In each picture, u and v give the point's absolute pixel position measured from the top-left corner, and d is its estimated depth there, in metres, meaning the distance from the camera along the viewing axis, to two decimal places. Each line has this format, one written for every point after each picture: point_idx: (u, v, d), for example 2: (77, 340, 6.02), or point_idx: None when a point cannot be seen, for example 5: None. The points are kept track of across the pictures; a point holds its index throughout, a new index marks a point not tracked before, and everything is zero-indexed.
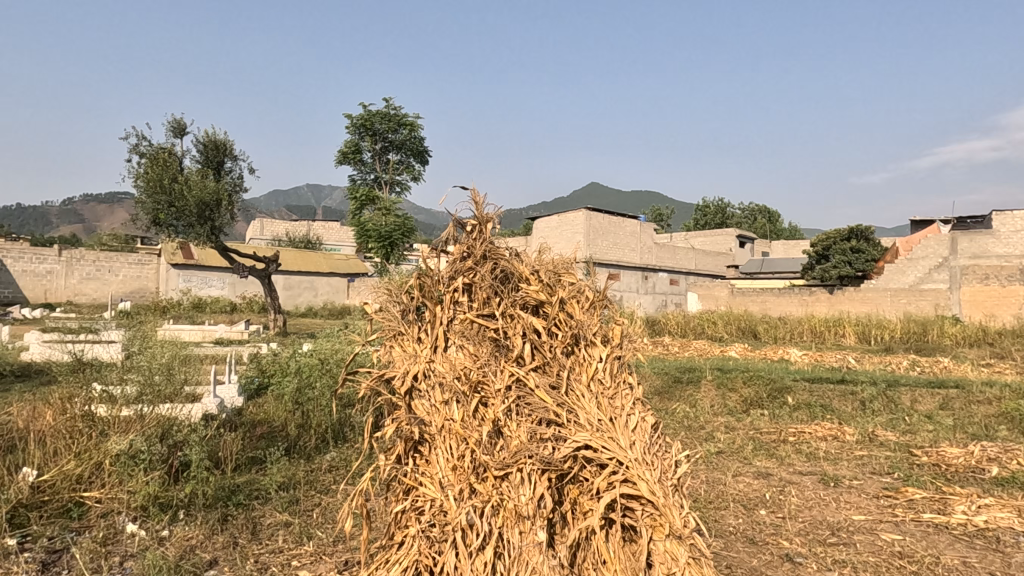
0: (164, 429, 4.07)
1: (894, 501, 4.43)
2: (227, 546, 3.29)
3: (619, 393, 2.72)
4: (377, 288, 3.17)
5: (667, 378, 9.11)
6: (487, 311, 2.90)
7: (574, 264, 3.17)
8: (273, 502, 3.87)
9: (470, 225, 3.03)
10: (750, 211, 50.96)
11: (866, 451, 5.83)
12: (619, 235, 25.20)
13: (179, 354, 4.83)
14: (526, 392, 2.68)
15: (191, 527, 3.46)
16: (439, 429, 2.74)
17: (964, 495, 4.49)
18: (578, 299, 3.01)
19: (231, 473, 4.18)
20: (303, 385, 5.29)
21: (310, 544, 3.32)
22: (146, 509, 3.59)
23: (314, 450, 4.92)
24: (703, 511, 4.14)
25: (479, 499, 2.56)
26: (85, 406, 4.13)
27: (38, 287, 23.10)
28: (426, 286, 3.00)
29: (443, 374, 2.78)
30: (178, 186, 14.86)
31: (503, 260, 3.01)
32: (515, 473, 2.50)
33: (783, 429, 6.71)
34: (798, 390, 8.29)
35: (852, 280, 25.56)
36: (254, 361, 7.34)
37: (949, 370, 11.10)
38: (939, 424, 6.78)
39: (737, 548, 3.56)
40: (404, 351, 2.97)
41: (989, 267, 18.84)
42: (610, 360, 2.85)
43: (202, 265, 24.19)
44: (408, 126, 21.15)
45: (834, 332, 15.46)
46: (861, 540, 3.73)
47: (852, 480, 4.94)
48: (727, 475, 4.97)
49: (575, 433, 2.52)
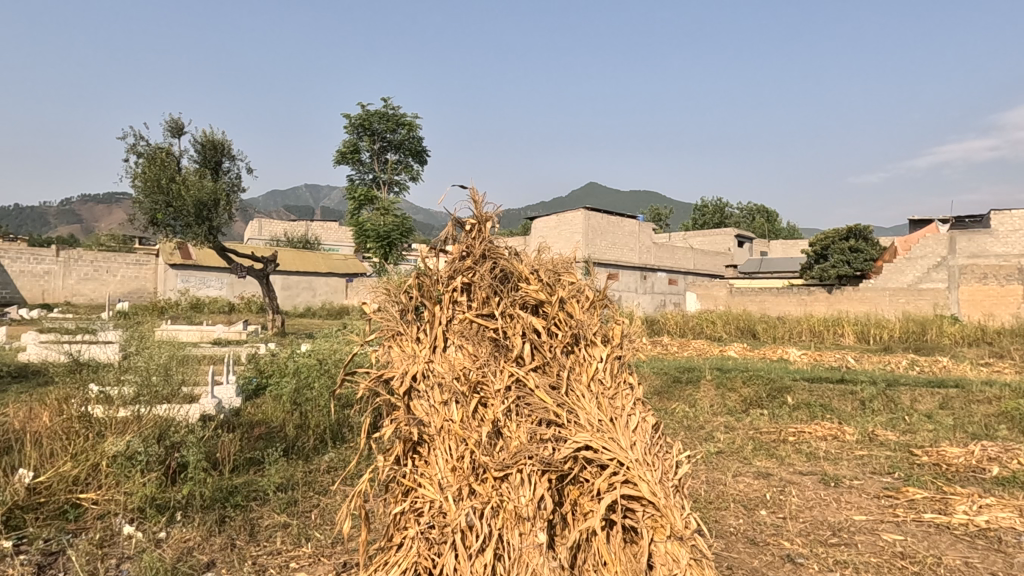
0: (162, 430, 4.05)
1: (895, 501, 4.41)
2: (225, 548, 3.26)
3: (620, 393, 2.70)
4: (375, 288, 3.15)
5: (666, 377, 9.09)
6: (487, 310, 2.88)
7: (574, 264, 3.15)
8: (271, 503, 3.84)
9: (469, 224, 3.00)
10: (749, 211, 50.93)
11: (866, 451, 5.82)
12: (618, 234, 25.19)
13: (176, 355, 4.81)
14: (526, 392, 2.67)
15: (189, 529, 3.43)
16: (439, 429, 2.71)
17: (965, 495, 4.48)
18: (578, 298, 2.99)
19: (229, 474, 4.16)
20: (301, 386, 5.27)
21: (308, 546, 3.30)
22: (144, 511, 3.56)
23: (312, 451, 4.89)
24: (703, 512, 4.12)
25: (479, 500, 2.54)
26: (82, 407, 4.10)
27: (35, 287, 23.05)
28: (425, 285, 2.98)
29: (442, 374, 2.75)
30: (176, 185, 14.80)
31: (503, 259, 2.99)
32: (515, 475, 2.48)
33: (782, 429, 6.69)
34: (798, 390, 8.27)
35: (851, 280, 25.56)
36: (252, 362, 7.31)
37: (949, 370, 11.08)
38: (939, 424, 6.76)
39: (737, 549, 3.55)
40: (403, 351, 2.94)
41: (988, 266, 18.83)
42: (611, 360, 2.83)
43: (200, 265, 24.15)
44: (407, 126, 21.10)
45: (833, 332, 15.45)
46: (862, 540, 3.71)
47: (853, 480, 4.92)
48: (727, 475, 4.95)
49: (575, 433, 2.49)
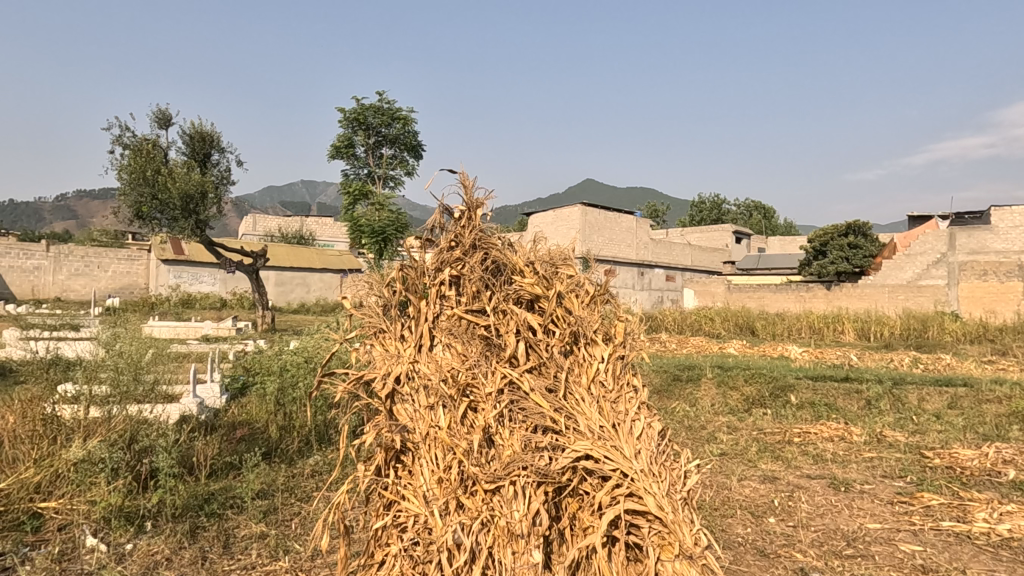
0: (134, 433, 3.78)
1: (910, 508, 4.19)
2: (195, 562, 2.96)
3: (623, 396, 2.45)
4: (357, 282, 2.90)
5: (665, 376, 8.82)
6: (478, 305, 2.64)
7: (573, 255, 2.88)
8: (248, 511, 3.56)
9: (459, 211, 2.76)
10: (746, 207, 50.69)
11: (875, 452, 5.62)
12: (615, 230, 24.98)
13: (152, 352, 4.55)
14: (520, 396, 2.41)
15: (157, 540, 3.14)
16: (424, 437, 2.47)
17: (983, 501, 4.26)
18: (577, 292, 2.73)
19: (206, 480, 3.89)
20: (285, 385, 5.02)
21: (285, 560, 3.02)
22: (108, 521, 3.27)
23: (296, 455, 4.64)
24: (708, 519, 3.90)
25: (467, 515, 2.30)
26: (49, 407, 3.83)
27: (25, 283, 22.73)
28: (409, 278, 2.74)
29: (428, 375, 2.51)
30: (162, 177, 14.50)
31: (495, 249, 2.72)
32: (507, 487, 2.24)
33: (787, 429, 6.47)
34: (801, 389, 8.04)
35: (851, 277, 25.33)
36: (238, 360, 7.07)
37: (953, 368, 10.90)
38: (949, 424, 6.56)
39: (747, 562, 3.31)
40: (386, 351, 2.70)
41: (988, 262, 18.40)
42: (613, 360, 2.57)
43: (192, 261, 23.90)
44: (402, 120, 20.76)
45: (833, 329, 15.25)
46: (879, 551, 3.49)
47: (864, 485, 4.70)
48: (733, 479, 4.72)
49: (574, 442, 2.24)
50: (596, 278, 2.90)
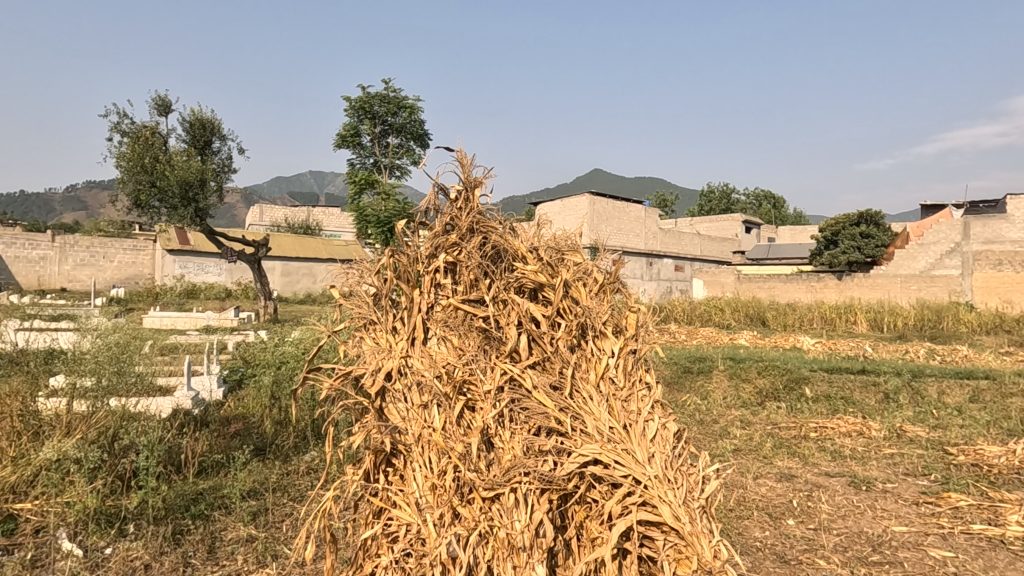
0: (117, 430, 3.59)
1: (937, 509, 3.96)
2: (175, 569, 2.78)
3: (635, 395, 2.21)
4: (346, 270, 2.67)
5: (675, 367, 8.57)
6: (476, 295, 2.43)
7: (580, 242, 2.65)
8: (237, 513, 3.37)
9: (455, 192, 2.54)
10: (756, 197, 49.98)
11: (896, 449, 5.36)
12: (623, 219, 24.67)
13: (139, 344, 4.37)
14: (522, 395, 2.21)
15: (137, 544, 2.96)
16: (417, 438, 2.26)
17: (1016, 502, 4.00)
18: (585, 281, 2.51)
19: (194, 479, 3.73)
20: (281, 377, 4.84)
21: (272, 566, 2.85)
22: (86, 523, 3.09)
23: (291, 450, 4.43)
24: (725, 521, 3.69)
25: (463, 526, 2.08)
26: (29, 401, 3.66)
27: (31, 273, 22.84)
28: (401, 265, 2.51)
29: (420, 371, 2.29)
30: (161, 165, 14.31)
31: (495, 234, 2.50)
32: (507, 495, 2.01)
33: (803, 424, 6.22)
34: (817, 381, 7.79)
35: (861, 267, 25.00)
36: (237, 351, 6.91)
37: (971, 360, 10.59)
38: (972, 420, 6.27)
39: (767, 569, 3.10)
40: (377, 345, 2.47)
41: (1003, 252, 17.69)
42: (624, 355, 2.34)
43: (197, 251, 23.83)
44: (408, 109, 20.52)
45: (845, 319, 14.96)
46: (907, 558, 3.27)
47: (886, 484, 4.46)
48: (748, 478, 4.49)
49: (582, 446, 2.03)
50: (604, 266, 2.67)
